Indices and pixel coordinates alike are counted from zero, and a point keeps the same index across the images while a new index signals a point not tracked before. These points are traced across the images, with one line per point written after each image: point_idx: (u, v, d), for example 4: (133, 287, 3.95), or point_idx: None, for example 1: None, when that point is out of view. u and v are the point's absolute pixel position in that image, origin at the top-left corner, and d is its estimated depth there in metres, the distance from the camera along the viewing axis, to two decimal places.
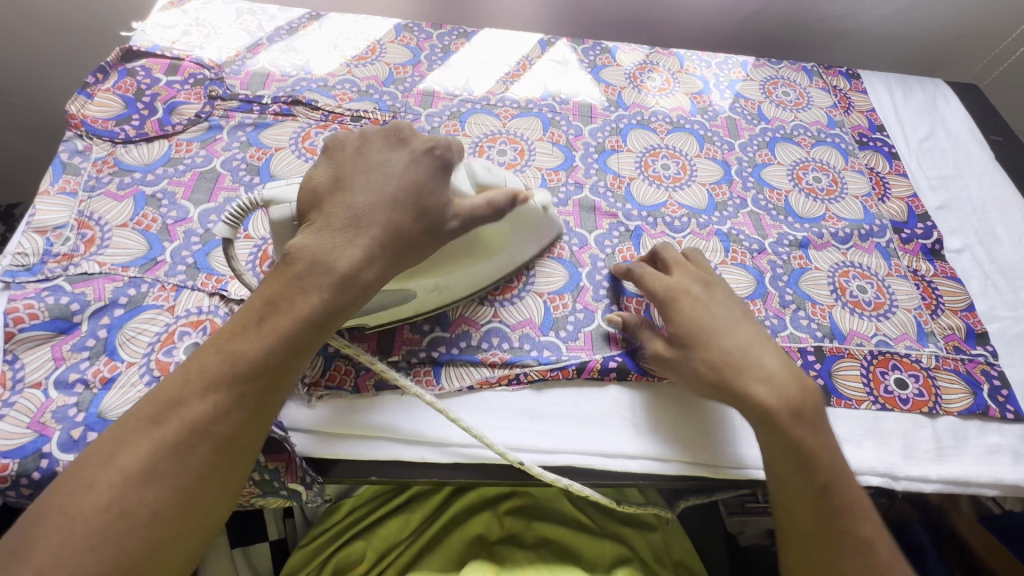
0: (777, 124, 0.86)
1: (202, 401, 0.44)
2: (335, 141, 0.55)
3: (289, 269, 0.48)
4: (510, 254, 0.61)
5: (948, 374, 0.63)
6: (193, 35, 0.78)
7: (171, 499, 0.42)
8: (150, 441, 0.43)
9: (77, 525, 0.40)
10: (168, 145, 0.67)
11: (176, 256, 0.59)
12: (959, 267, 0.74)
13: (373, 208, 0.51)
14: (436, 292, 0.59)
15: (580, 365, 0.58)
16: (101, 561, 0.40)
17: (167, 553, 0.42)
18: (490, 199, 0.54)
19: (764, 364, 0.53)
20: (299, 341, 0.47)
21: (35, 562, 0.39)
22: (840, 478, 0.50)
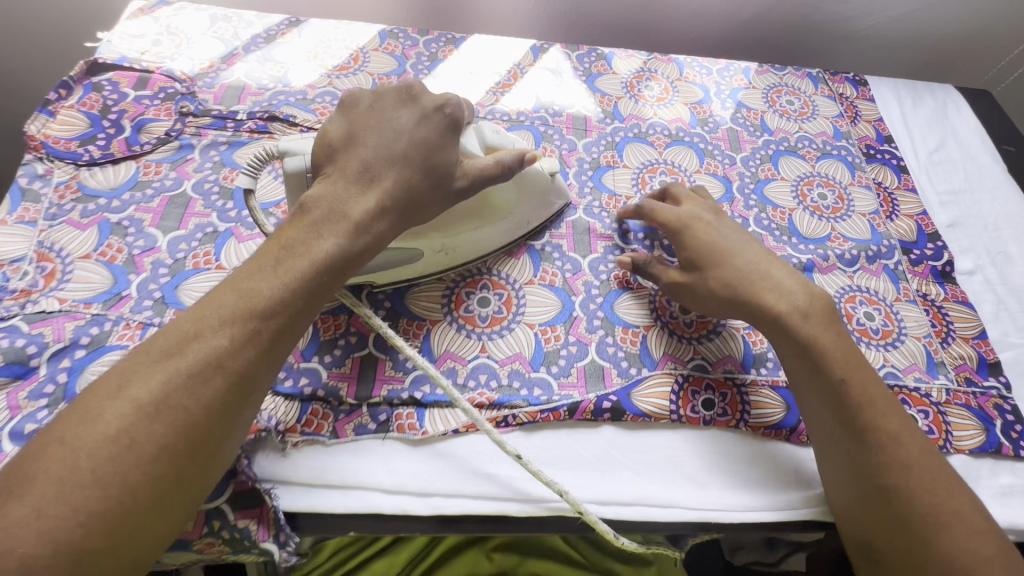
0: (781, 135, 0.82)
1: (217, 335, 0.43)
2: (350, 96, 0.57)
3: (304, 218, 0.50)
4: (517, 218, 0.63)
5: (959, 409, 0.60)
6: (164, 46, 0.74)
7: (182, 434, 0.41)
8: (162, 373, 0.41)
9: (82, 458, 0.38)
10: (135, 167, 0.63)
11: (143, 290, 0.56)
12: (971, 290, 0.70)
13: (385, 163, 0.53)
14: (443, 253, 0.60)
15: (573, 405, 0.55)
16: (107, 496, 0.38)
17: (173, 492, 0.40)
18: (499, 159, 0.56)
19: (773, 276, 0.55)
20: (319, 281, 0.48)
21: (35, 498, 0.36)
22: (859, 376, 0.50)
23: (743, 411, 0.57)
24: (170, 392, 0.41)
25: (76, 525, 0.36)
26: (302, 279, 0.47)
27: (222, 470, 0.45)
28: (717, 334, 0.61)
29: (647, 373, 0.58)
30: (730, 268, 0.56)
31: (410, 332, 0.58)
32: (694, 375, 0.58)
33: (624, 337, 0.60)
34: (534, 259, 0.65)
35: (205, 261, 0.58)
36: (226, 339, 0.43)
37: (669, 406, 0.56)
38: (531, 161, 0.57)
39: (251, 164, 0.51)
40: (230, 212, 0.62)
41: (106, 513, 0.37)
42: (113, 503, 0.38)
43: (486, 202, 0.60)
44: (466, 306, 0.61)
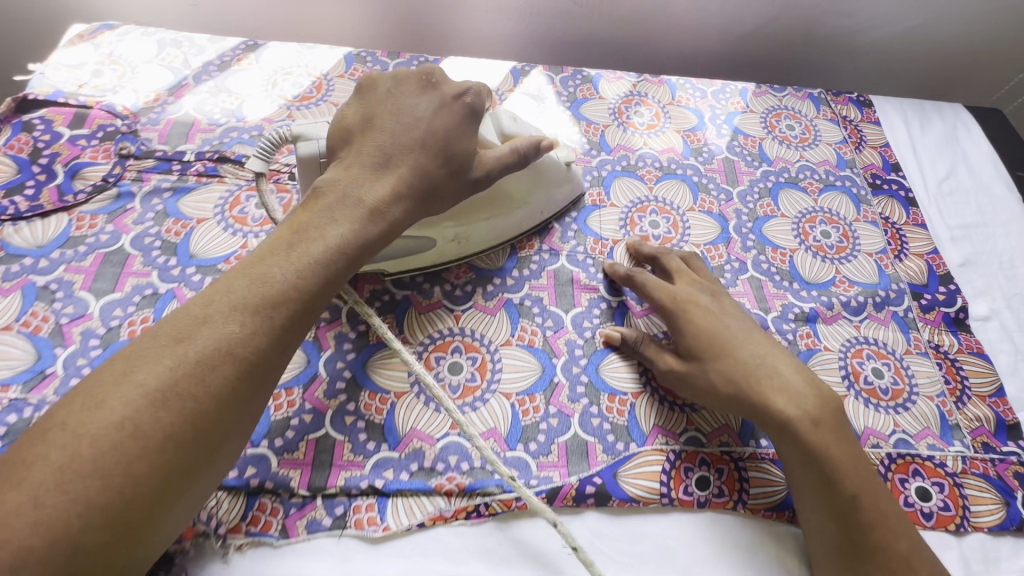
0: (781, 165, 0.76)
1: (229, 321, 0.41)
2: (368, 81, 0.56)
3: (317, 202, 0.49)
4: (533, 208, 0.63)
5: (976, 480, 0.55)
6: (105, 77, 0.68)
7: (189, 423, 0.38)
8: (171, 359, 0.39)
9: (83, 445, 0.35)
10: (67, 221, 0.57)
11: (70, 366, 0.50)
12: (986, 339, 0.65)
13: (403, 148, 0.52)
14: (455, 241, 0.60)
15: (551, 491, 0.50)
16: (107, 487, 0.35)
17: (176, 487, 0.38)
18: (515, 147, 0.56)
19: (782, 373, 0.51)
20: (333, 267, 0.46)
21: (33, 486, 0.33)
22: (869, 488, 0.46)
23: (742, 490, 0.52)
24: (177, 379, 0.38)
25: (72, 517, 0.33)
26: (315, 264, 0.45)
27: (226, 468, 0.42)
28: None
29: (636, 449, 0.53)
30: (732, 364, 0.52)
31: (371, 407, 0.52)
32: (687, 449, 0.53)
33: (610, 406, 0.55)
34: (512, 315, 0.59)
35: (141, 330, 0.52)
36: (237, 325, 0.41)
37: (660, 489, 0.51)
38: (547, 148, 0.58)
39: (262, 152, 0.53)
40: (173, 270, 0.56)
41: (106, 504, 0.34)
42: (113, 494, 0.35)
43: (502, 191, 0.59)
44: (435, 375, 0.55)
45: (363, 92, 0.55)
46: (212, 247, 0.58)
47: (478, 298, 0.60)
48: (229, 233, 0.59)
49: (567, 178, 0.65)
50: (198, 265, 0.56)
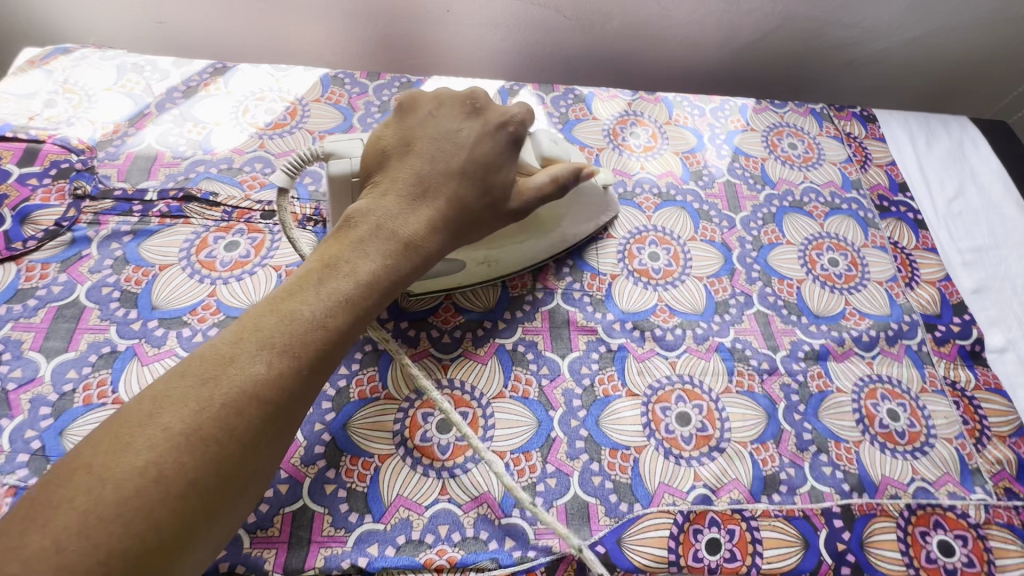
0: (785, 188, 0.72)
1: (256, 360, 0.37)
2: (408, 99, 0.53)
3: (349, 233, 0.45)
4: (563, 232, 0.61)
5: (1000, 531, 0.52)
6: (59, 107, 0.63)
7: (213, 469, 0.34)
8: (197, 400, 0.35)
9: (107, 488, 0.32)
10: (15, 271, 0.52)
11: (16, 440, 0.45)
12: (1004, 372, 0.62)
13: (442, 178, 0.49)
14: (484, 266, 0.58)
15: (551, 564, 0.46)
16: (130, 534, 0.31)
17: (198, 535, 0.34)
18: (555, 177, 0.52)
19: None
20: (365, 303, 0.43)
21: (56, 529, 0.30)
22: None
23: (755, 553, 0.48)
24: (204, 421, 0.35)
25: (94, 564, 0.30)
26: (346, 301, 0.42)
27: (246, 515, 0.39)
28: (720, 453, 0.52)
29: (641, 511, 0.49)
30: None
31: (353, 473, 0.48)
32: (696, 509, 0.49)
33: (612, 462, 0.51)
34: (504, 362, 0.55)
35: (98, 395, 0.47)
36: (265, 366, 0.37)
37: (668, 556, 0.47)
38: (588, 177, 0.54)
39: (291, 164, 0.50)
40: (132, 324, 0.51)
41: (129, 552, 0.31)
42: (134, 541, 0.31)
43: (538, 216, 0.57)
44: (422, 433, 0.51)
45: (404, 113, 0.52)
46: (177, 297, 0.53)
47: (468, 344, 0.56)
48: (195, 280, 0.54)
49: (604, 202, 0.62)
50: (161, 317, 0.52)
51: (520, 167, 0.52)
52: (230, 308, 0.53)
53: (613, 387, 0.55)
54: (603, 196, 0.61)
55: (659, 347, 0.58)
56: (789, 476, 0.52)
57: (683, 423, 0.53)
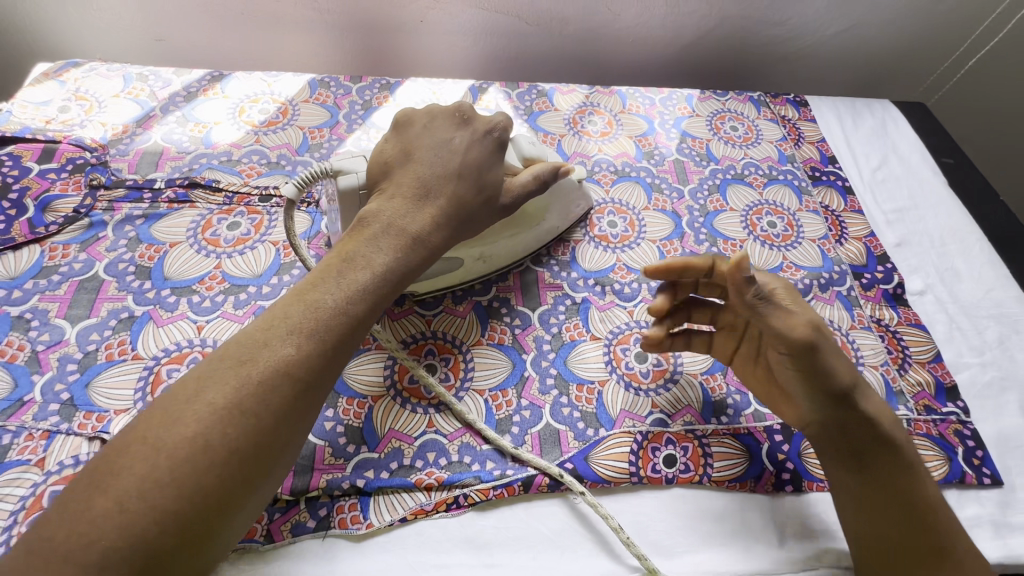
0: (728, 163, 0.81)
1: (285, 343, 0.43)
2: (403, 116, 0.59)
3: (363, 231, 0.51)
4: (548, 226, 0.66)
5: (921, 440, 0.60)
6: (73, 112, 0.70)
7: (251, 439, 0.40)
8: (235, 379, 0.41)
9: (162, 457, 0.38)
10: (39, 252, 0.58)
11: (48, 392, 0.51)
12: (923, 311, 0.70)
13: (441, 179, 0.54)
14: (480, 262, 0.63)
15: (527, 480, 0.52)
16: (182, 495, 0.37)
17: (238, 495, 0.40)
18: (537, 174, 0.59)
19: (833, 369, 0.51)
20: (378, 291, 0.48)
21: (119, 493, 0.37)
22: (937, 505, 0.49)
23: (706, 464, 0.55)
24: (242, 397, 0.41)
25: (153, 520, 0.36)
26: (362, 291, 0.47)
27: (281, 480, 0.44)
28: (674, 383, 0.59)
29: (605, 433, 0.55)
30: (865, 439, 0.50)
31: (349, 412, 0.54)
32: (653, 430, 0.56)
33: (579, 395, 0.58)
34: (481, 316, 0.62)
35: (119, 352, 0.54)
36: (293, 349, 0.43)
37: (630, 468, 0.53)
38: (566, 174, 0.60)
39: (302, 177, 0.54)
40: (148, 294, 0.57)
41: (181, 511, 0.37)
42: (185, 500, 0.37)
43: (524, 211, 0.62)
44: (410, 376, 0.57)
45: (400, 127, 0.58)
46: (186, 269, 0.59)
47: (448, 302, 0.63)
48: (202, 255, 0.60)
49: (578, 194, 0.68)
50: (172, 286, 0.58)
51: (507, 169, 0.59)
52: (234, 277, 0.59)
53: (579, 334, 0.62)
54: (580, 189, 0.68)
55: (618, 299, 0.65)
56: (736, 401, 0.59)
57: (641, 360, 0.61)
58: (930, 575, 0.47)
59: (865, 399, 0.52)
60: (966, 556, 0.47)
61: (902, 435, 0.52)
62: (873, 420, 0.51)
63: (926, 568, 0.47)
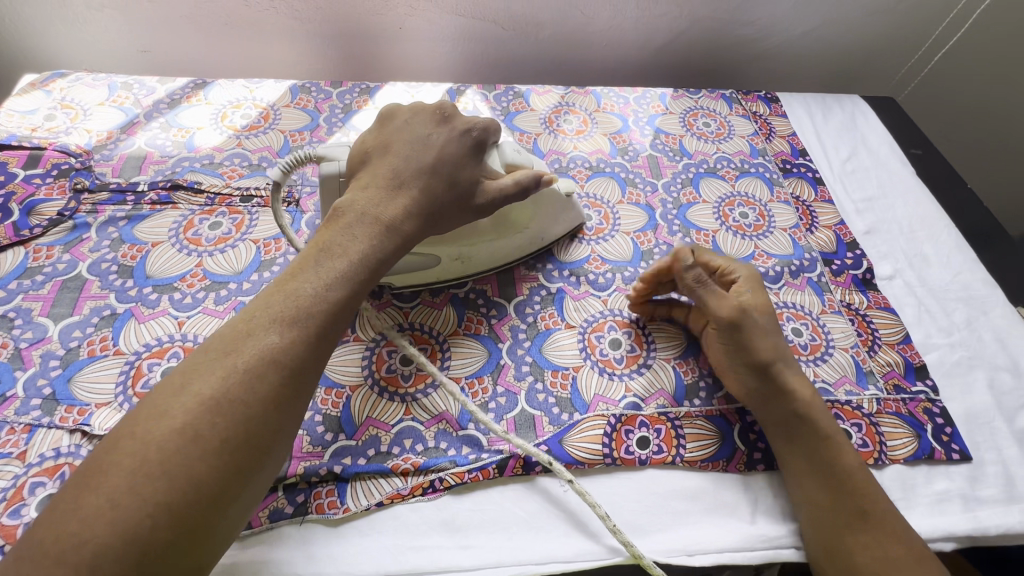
0: (700, 158, 0.83)
1: (269, 332, 0.44)
2: (387, 111, 0.60)
3: (337, 220, 0.51)
4: (533, 233, 0.66)
5: (891, 418, 0.61)
6: (59, 120, 0.72)
7: (240, 428, 0.40)
8: (221, 370, 0.41)
9: (151, 451, 0.37)
10: (24, 254, 0.60)
11: (30, 388, 0.52)
12: (892, 295, 0.72)
13: (413, 173, 0.54)
14: (459, 261, 0.63)
15: (501, 462, 0.53)
16: (173, 488, 0.37)
17: (233, 485, 0.39)
18: (517, 180, 0.57)
19: (765, 346, 0.56)
20: (358, 278, 0.49)
21: (108, 490, 0.36)
22: (869, 487, 0.51)
23: (679, 445, 0.56)
24: (230, 386, 0.41)
25: (145, 515, 0.35)
26: (342, 277, 0.48)
27: (276, 472, 0.44)
28: (648, 367, 0.61)
29: (579, 417, 0.57)
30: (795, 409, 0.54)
31: (327, 401, 0.55)
32: (627, 413, 0.57)
33: (554, 381, 0.59)
34: (458, 308, 0.64)
35: (101, 348, 0.55)
36: (278, 337, 0.43)
37: (603, 450, 0.55)
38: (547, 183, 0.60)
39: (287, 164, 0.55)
40: (130, 292, 0.59)
41: (173, 504, 0.36)
42: (177, 492, 0.37)
43: (507, 217, 0.62)
44: (388, 366, 0.58)
45: (383, 123, 0.59)
46: (168, 267, 0.61)
47: (425, 295, 0.64)
48: (184, 254, 0.62)
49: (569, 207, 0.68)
50: (154, 284, 0.59)
51: (487, 173, 0.59)
52: (215, 274, 0.61)
53: (554, 323, 0.63)
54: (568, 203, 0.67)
55: (592, 289, 0.67)
56: (708, 384, 0.60)
57: (615, 347, 0.62)
58: (854, 540, 0.48)
59: (786, 377, 0.55)
60: (888, 519, 0.49)
61: (821, 409, 0.54)
62: (790, 397, 0.54)
63: (852, 531, 0.49)
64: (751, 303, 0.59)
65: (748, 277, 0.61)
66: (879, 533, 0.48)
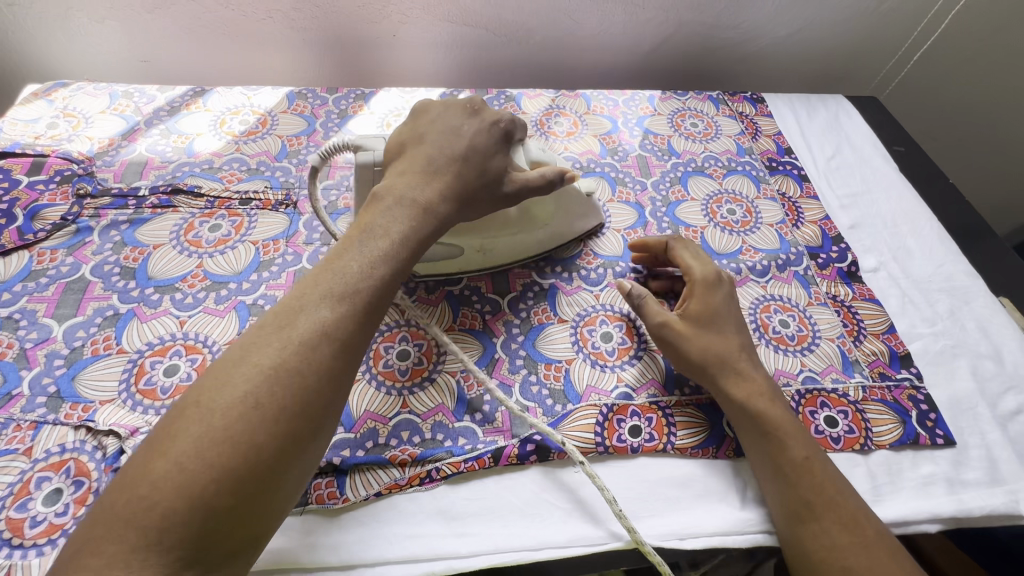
0: (688, 157, 0.85)
1: (321, 306, 0.45)
2: (419, 106, 0.61)
3: (376, 204, 0.52)
4: (552, 229, 0.68)
5: (876, 405, 0.62)
6: (61, 128, 0.74)
7: (296, 398, 0.41)
8: (278, 342, 0.43)
9: (215, 418, 0.39)
10: (28, 257, 0.61)
11: (36, 386, 0.53)
12: (877, 287, 0.74)
13: (445, 160, 0.55)
14: (480, 253, 0.65)
15: (496, 452, 0.54)
16: (236, 454, 0.38)
17: (289, 455, 0.40)
18: (543, 174, 0.58)
19: (694, 348, 0.58)
20: (398, 258, 0.50)
21: (175, 456, 0.37)
22: (822, 476, 0.51)
23: (670, 433, 0.57)
24: (286, 357, 0.42)
25: (210, 479, 0.37)
26: (385, 256, 0.49)
27: (326, 445, 0.45)
28: (638, 359, 0.62)
29: (572, 407, 0.58)
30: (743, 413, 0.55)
31: None
32: (619, 403, 0.59)
33: (547, 374, 0.60)
34: (453, 304, 0.65)
35: (105, 347, 0.56)
36: (329, 311, 0.45)
37: (595, 438, 0.56)
38: (571, 181, 0.59)
39: (327, 149, 0.57)
40: (132, 292, 0.60)
41: (234, 469, 0.38)
42: (238, 459, 0.38)
43: (529, 211, 0.64)
44: (385, 361, 0.60)
45: (416, 115, 0.60)
46: (170, 268, 0.62)
47: (421, 292, 0.66)
48: (185, 255, 0.63)
49: (587, 207, 0.69)
50: (156, 285, 0.61)
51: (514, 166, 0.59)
52: (215, 274, 0.62)
53: (547, 317, 0.65)
54: (587, 203, 0.69)
55: (585, 284, 0.68)
56: None
57: (606, 340, 0.64)
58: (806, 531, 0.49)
59: (732, 381, 0.56)
60: (841, 507, 0.50)
61: (770, 405, 0.55)
62: (731, 399, 0.56)
63: (802, 524, 0.50)
64: (689, 311, 0.60)
65: (696, 282, 0.62)
66: (829, 522, 0.49)
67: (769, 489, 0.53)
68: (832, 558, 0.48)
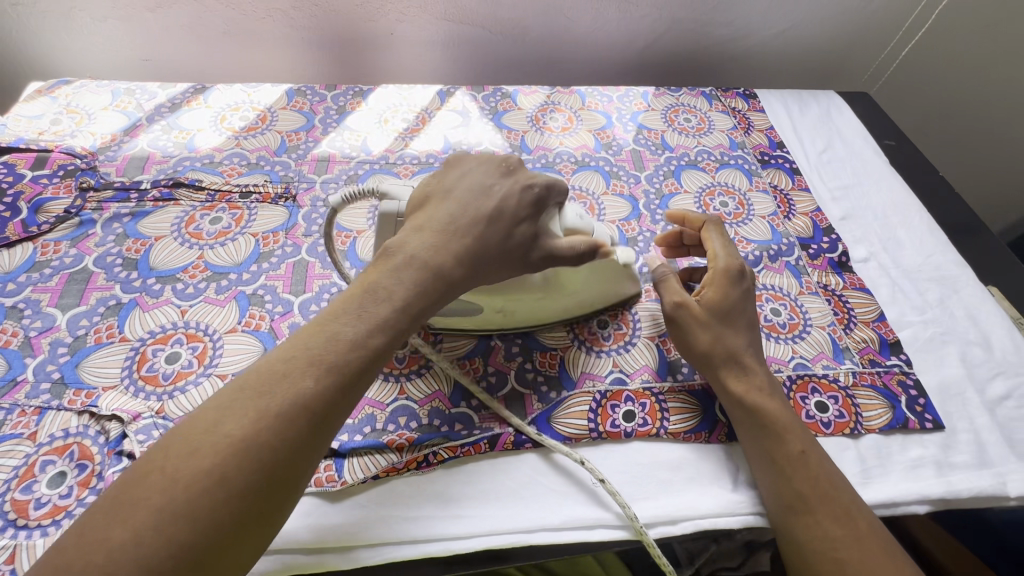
0: (682, 151, 0.86)
1: (306, 376, 0.42)
2: (455, 159, 0.58)
3: (386, 261, 0.49)
4: (579, 299, 0.62)
5: (866, 391, 0.63)
6: (64, 124, 0.75)
7: (266, 474, 0.39)
8: (254, 411, 0.40)
9: (179, 489, 0.37)
10: (32, 249, 0.63)
11: (40, 372, 0.54)
12: (867, 276, 0.75)
13: (469, 222, 0.52)
14: (500, 313, 0.60)
15: (492, 438, 0.55)
16: (195, 530, 0.36)
17: (251, 531, 0.39)
18: (571, 244, 0.54)
19: (705, 331, 0.59)
20: (401, 322, 0.47)
21: (134, 525, 0.35)
22: (817, 469, 0.52)
23: (663, 418, 0.58)
24: (262, 429, 0.40)
25: (165, 558, 0.35)
26: (383, 322, 0.46)
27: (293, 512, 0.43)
28: (632, 345, 0.64)
29: (567, 394, 0.59)
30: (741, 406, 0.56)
31: None
32: (612, 389, 0.60)
33: (543, 361, 0.61)
34: None
35: (107, 335, 0.57)
36: (312, 383, 0.42)
37: (589, 424, 0.57)
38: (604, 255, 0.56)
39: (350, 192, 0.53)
40: (134, 282, 0.61)
41: (192, 547, 0.36)
42: (196, 537, 0.36)
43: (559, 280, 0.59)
44: None
45: (448, 168, 0.57)
46: (171, 259, 0.63)
47: None
48: (186, 247, 0.64)
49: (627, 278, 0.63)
50: (158, 276, 0.62)
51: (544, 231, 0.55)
52: (216, 266, 0.63)
53: None
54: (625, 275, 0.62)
55: None
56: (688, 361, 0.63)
57: (601, 329, 0.65)
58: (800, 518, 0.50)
59: (734, 378, 0.57)
60: (833, 497, 0.51)
61: (766, 398, 0.56)
62: (729, 392, 0.57)
63: (796, 512, 0.51)
64: (707, 298, 0.60)
65: (717, 271, 0.61)
66: (822, 514, 0.50)
67: (763, 478, 0.53)
68: (824, 548, 0.49)
